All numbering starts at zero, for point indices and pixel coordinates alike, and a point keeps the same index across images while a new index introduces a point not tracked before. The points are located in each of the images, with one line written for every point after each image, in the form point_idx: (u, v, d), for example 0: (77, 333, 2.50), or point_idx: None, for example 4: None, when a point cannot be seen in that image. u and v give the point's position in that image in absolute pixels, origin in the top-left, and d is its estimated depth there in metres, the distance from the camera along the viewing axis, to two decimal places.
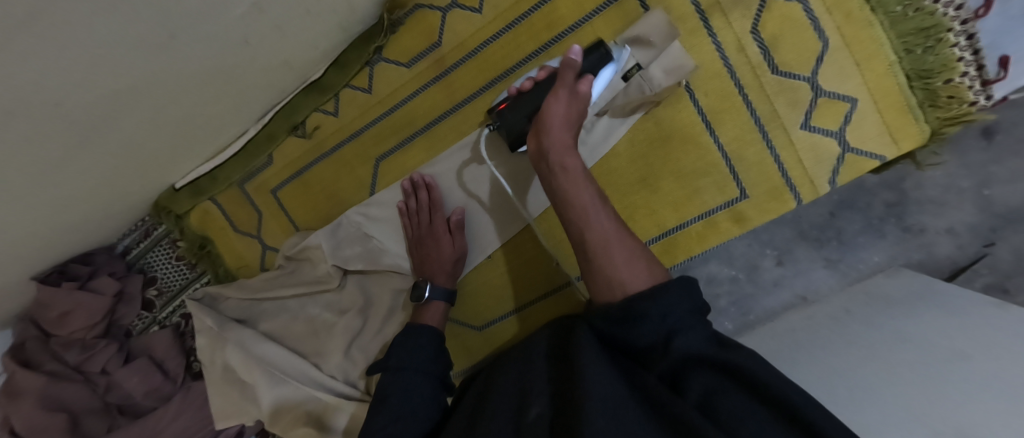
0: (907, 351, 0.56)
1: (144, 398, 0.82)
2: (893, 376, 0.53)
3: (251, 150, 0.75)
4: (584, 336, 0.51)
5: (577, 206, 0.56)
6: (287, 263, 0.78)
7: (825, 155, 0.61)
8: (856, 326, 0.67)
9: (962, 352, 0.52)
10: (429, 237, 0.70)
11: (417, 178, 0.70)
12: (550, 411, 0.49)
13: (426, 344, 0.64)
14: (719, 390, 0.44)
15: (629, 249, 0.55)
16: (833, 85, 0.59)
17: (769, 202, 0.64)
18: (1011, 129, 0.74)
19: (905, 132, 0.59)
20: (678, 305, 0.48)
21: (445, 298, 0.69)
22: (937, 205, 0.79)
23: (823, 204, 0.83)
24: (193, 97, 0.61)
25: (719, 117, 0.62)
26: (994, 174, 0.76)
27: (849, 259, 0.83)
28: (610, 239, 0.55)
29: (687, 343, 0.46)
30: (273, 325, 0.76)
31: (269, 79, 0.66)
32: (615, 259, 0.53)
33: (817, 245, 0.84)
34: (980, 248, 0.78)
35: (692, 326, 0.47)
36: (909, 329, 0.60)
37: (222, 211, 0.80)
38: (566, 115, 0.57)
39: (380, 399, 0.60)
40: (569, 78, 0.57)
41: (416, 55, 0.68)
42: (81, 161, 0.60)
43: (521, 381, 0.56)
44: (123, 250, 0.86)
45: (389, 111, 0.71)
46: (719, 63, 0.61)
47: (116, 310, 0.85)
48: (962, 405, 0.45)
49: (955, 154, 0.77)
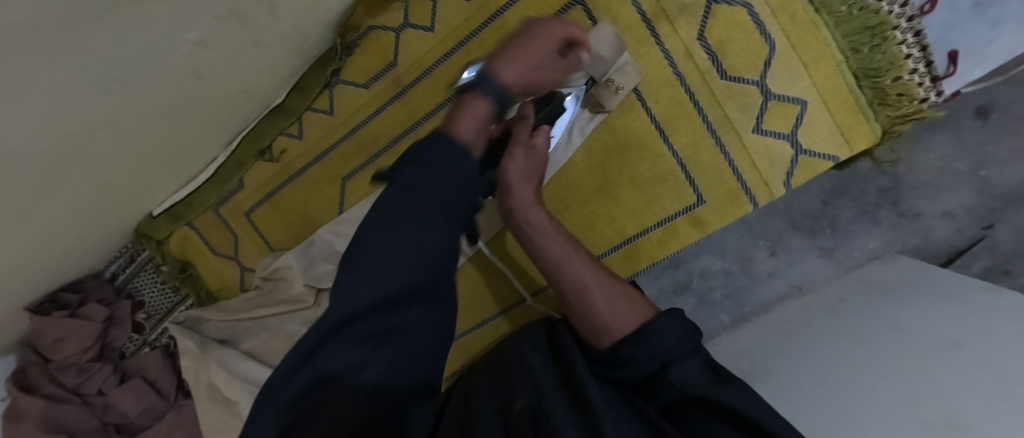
0: (892, 344, 0.55)
1: (139, 416, 0.85)
2: (883, 369, 0.52)
3: (221, 176, 0.76)
4: (578, 361, 0.54)
5: (553, 260, 0.60)
6: (263, 284, 0.79)
7: (778, 159, 0.61)
8: (849, 316, 0.66)
9: (956, 341, 0.51)
10: None
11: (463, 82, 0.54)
12: (535, 400, 0.49)
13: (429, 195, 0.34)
14: (713, 424, 0.45)
15: (609, 292, 0.58)
16: (782, 88, 0.59)
17: (727, 205, 0.64)
18: (1008, 106, 0.72)
19: (857, 132, 0.59)
20: (668, 339, 0.51)
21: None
22: (932, 189, 0.77)
23: (816, 193, 0.82)
24: (152, 132, 0.62)
25: (672, 124, 0.63)
26: (991, 154, 0.74)
27: (844, 247, 0.82)
28: (588, 285, 0.59)
29: (680, 375, 0.49)
30: (254, 344, 0.77)
31: (228, 108, 0.67)
32: (595, 303, 0.57)
33: (810, 235, 0.84)
34: (979, 231, 0.76)
35: (688, 356, 0.51)
36: (905, 319, 0.59)
37: (200, 235, 0.81)
38: (522, 172, 0.58)
39: (415, 385, 0.38)
40: (523, 135, 0.58)
41: (374, 75, 0.69)
42: (50, 202, 0.62)
43: (501, 379, 0.55)
44: (110, 276, 0.88)
45: (352, 131, 0.72)
46: (669, 71, 0.61)
47: (108, 333, 0.88)
48: (955, 390, 0.45)
49: (949, 133, 0.75)
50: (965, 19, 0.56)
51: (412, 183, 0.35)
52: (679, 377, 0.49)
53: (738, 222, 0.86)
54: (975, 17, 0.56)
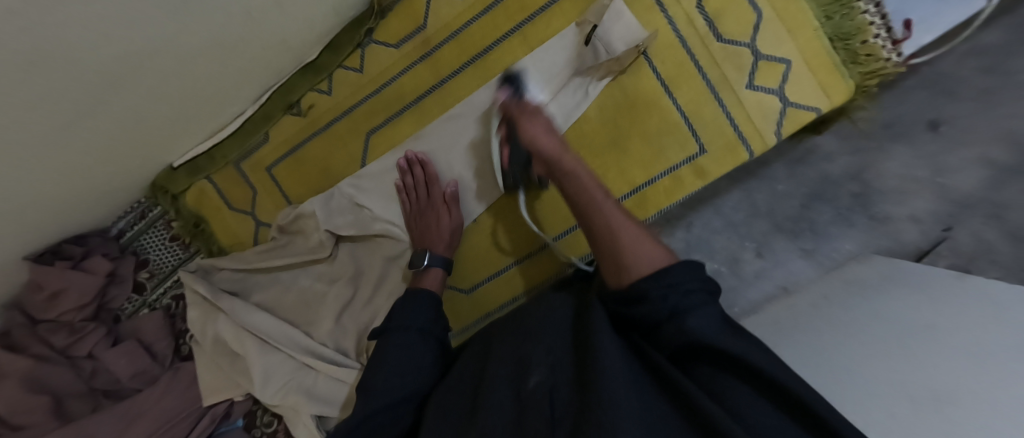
0: (884, 326, 0.57)
1: (129, 380, 0.80)
2: (869, 356, 0.55)
3: (248, 130, 0.79)
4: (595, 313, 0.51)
5: (582, 206, 0.58)
6: (280, 236, 0.79)
7: (769, 112, 0.69)
8: (834, 309, 0.68)
9: (929, 324, 0.53)
10: (427, 210, 0.74)
11: (412, 155, 0.75)
12: (551, 380, 0.47)
13: (423, 304, 0.68)
14: (717, 375, 0.43)
15: (632, 234, 0.54)
16: (770, 49, 0.67)
17: (726, 155, 0.71)
18: (954, 121, 0.77)
19: (836, 88, 0.67)
20: (683, 284, 0.47)
21: (443, 265, 0.72)
22: (898, 194, 0.80)
23: (796, 197, 0.85)
24: (194, 72, 0.65)
25: (675, 82, 0.70)
26: (945, 163, 0.77)
27: (824, 249, 0.84)
28: (613, 227, 0.55)
29: (692, 322, 0.44)
30: (265, 296, 0.79)
31: (266, 58, 0.72)
32: (623, 241, 0.53)
33: (792, 236, 0.86)
34: (941, 233, 0.78)
35: (699, 306, 0.46)
36: (885, 308, 0.60)
37: (218, 189, 0.82)
38: (544, 129, 0.63)
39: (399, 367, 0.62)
40: (518, 104, 0.66)
41: (404, 37, 0.75)
42: (85, 131, 0.63)
43: (518, 355, 0.53)
44: (117, 234, 0.87)
45: (379, 89, 0.77)
46: (672, 35, 0.69)
47: (107, 293, 0.84)
48: (941, 365, 0.47)
49: (906, 144, 0.79)
50: None
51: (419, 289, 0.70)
52: (692, 326, 0.44)
53: (726, 223, 0.89)
54: None
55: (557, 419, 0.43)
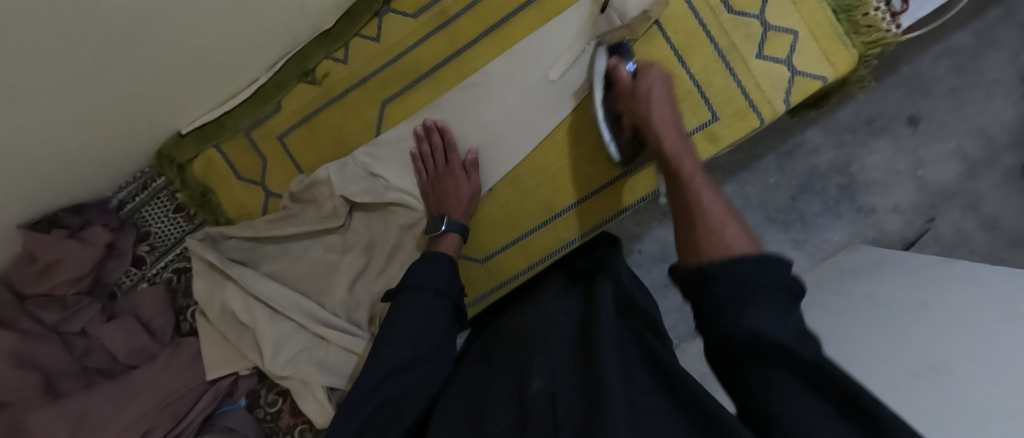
0: (876, 310, 0.63)
1: (126, 358, 0.76)
2: (867, 334, 0.60)
3: (261, 97, 0.78)
4: (603, 330, 0.53)
5: (678, 181, 0.59)
6: (291, 205, 0.77)
7: (778, 80, 0.71)
8: (825, 295, 0.76)
9: (924, 303, 0.59)
10: (447, 175, 0.74)
11: (430, 123, 0.75)
12: (554, 386, 0.47)
13: (441, 267, 0.66)
14: (772, 380, 0.37)
15: (722, 219, 0.52)
16: (778, 20, 0.70)
17: (737, 122, 0.72)
18: (931, 117, 0.93)
19: (839, 57, 0.70)
20: (760, 276, 0.41)
21: (460, 231, 0.71)
22: (881, 186, 0.95)
23: (784, 190, 0.96)
24: (213, 28, 0.64)
25: (688, 52, 0.71)
26: (924, 157, 0.93)
27: (814, 240, 0.96)
28: (707, 209, 0.54)
29: (755, 315, 0.39)
30: (276, 266, 0.77)
31: (286, 21, 0.72)
32: (711, 225, 0.51)
33: (783, 228, 0.97)
34: (924, 224, 0.93)
35: (767, 303, 0.40)
36: (876, 290, 0.68)
37: (226, 160, 0.80)
38: (661, 108, 0.64)
39: (423, 332, 0.60)
40: (633, 84, 0.66)
41: (422, 7, 0.76)
42: (100, 79, 0.61)
43: (517, 361, 0.55)
44: (117, 205, 0.84)
45: (396, 58, 0.77)
46: (684, 6, 0.71)
47: (104, 265, 0.81)
48: (932, 337, 0.52)
49: (890, 139, 0.94)
50: None
51: (434, 256, 0.68)
52: (754, 318, 0.39)
53: None
54: None
55: (562, 425, 0.43)
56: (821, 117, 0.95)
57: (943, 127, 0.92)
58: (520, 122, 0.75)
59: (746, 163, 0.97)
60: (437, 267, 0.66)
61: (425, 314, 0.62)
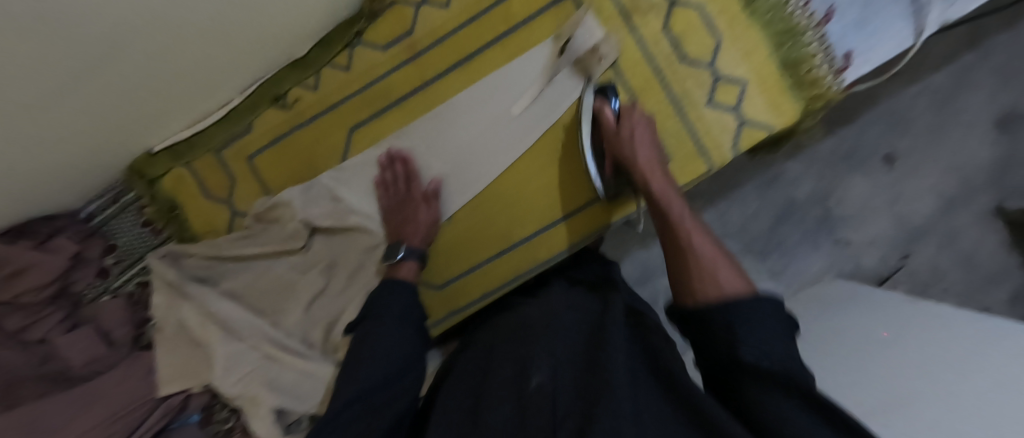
0: (847, 339, 0.71)
1: (83, 367, 0.76)
2: (838, 362, 0.67)
3: (232, 118, 0.81)
4: (613, 335, 0.53)
5: (667, 219, 0.61)
6: (254, 225, 0.80)
7: (726, 128, 0.73)
8: (804, 324, 0.82)
9: (890, 338, 0.66)
10: (409, 203, 0.77)
11: (394, 152, 0.78)
12: (554, 383, 0.48)
13: (403, 293, 0.68)
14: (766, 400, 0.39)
15: (711, 258, 0.55)
16: (727, 71, 0.72)
17: (688, 165, 0.75)
18: (908, 155, 0.98)
19: (784, 108, 0.73)
20: (756, 306, 0.46)
21: (418, 258, 0.73)
22: (858, 219, 1.00)
23: (763, 219, 0.99)
24: (183, 54, 0.66)
25: (643, 94, 0.74)
26: (902, 191, 0.99)
27: (790, 270, 1.01)
28: (695, 251, 0.56)
29: (751, 342, 0.43)
30: (235, 283, 0.77)
31: (257, 47, 0.74)
32: (703, 262, 0.54)
33: (760, 258, 1.01)
34: (900, 259, 1.00)
35: (765, 330, 0.44)
36: (843, 323, 0.75)
37: (195, 177, 0.83)
38: (643, 143, 0.68)
39: (393, 356, 0.61)
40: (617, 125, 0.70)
41: (392, 40, 0.79)
42: (70, 99, 0.63)
43: (521, 358, 0.55)
44: (86, 217, 0.86)
45: (366, 86, 0.79)
46: (638, 53, 0.74)
47: (70, 274, 0.82)
48: (896, 371, 0.59)
49: (868, 176, 0.99)
50: (849, 29, 0.72)
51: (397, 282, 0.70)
52: (751, 346, 0.42)
53: None
54: (858, 30, 0.72)
55: (558, 422, 0.43)
56: (801, 150, 0.99)
57: (918, 163, 0.98)
58: (481, 155, 0.78)
59: (724, 192, 0.99)
60: (402, 295, 0.68)
61: (396, 338, 0.63)
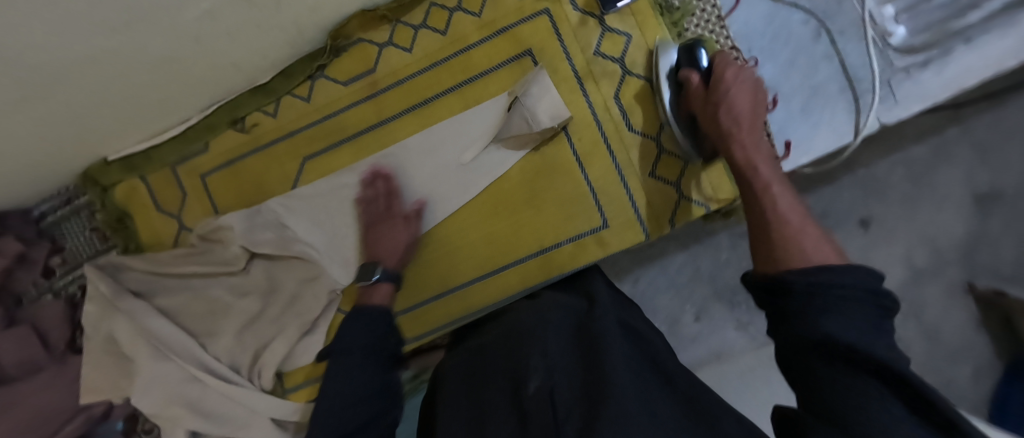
0: None
1: (13, 367, 0.77)
2: None
3: (189, 136, 0.82)
4: (609, 341, 0.56)
5: (755, 185, 0.57)
6: (200, 243, 0.81)
7: (666, 199, 0.75)
8: None
9: None
10: (385, 222, 0.76)
11: (376, 169, 0.79)
12: (551, 384, 0.51)
13: (373, 319, 0.66)
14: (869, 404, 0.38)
15: (812, 235, 0.50)
16: (671, 145, 0.75)
17: (626, 231, 0.77)
18: (883, 221, 0.99)
19: (723, 188, 0.75)
20: (846, 288, 0.42)
21: (392, 280, 0.72)
22: None
23: (734, 268, 1.00)
24: (135, 83, 0.67)
25: (589, 158, 0.76)
26: (872, 257, 0.99)
27: (756, 323, 1.00)
28: (793, 224, 0.51)
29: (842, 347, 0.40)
30: (170, 301, 0.79)
31: (216, 77, 0.74)
32: (788, 234, 0.50)
33: (729, 307, 1.01)
34: None
35: (854, 318, 0.41)
36: None
37: (149, 189, 0.85)
38: (740, 105, 0.63)
39: (365, 385, 0.60)
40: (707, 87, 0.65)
41: (353, 76, 0.80)
42: (15, 118, 0.63)
43: (512, 358, 0.58)
44: (38, 216, 0.88)
45: (323, 118, 0.81)
46: (590, 117, 0.76)
47: (13, 274, 0.85)
48: None
49: (843, 240, 0.99)
50: (792, 120, 0.74)
51: (370, 307, 0.68)
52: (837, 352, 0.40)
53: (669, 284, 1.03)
54: (802, 119, 0.74)
55: (561, 422, 0.47)
56: None
57: (892, 231, 0.98)
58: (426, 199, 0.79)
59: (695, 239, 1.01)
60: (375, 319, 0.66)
61: (371, 369, 0.62)
